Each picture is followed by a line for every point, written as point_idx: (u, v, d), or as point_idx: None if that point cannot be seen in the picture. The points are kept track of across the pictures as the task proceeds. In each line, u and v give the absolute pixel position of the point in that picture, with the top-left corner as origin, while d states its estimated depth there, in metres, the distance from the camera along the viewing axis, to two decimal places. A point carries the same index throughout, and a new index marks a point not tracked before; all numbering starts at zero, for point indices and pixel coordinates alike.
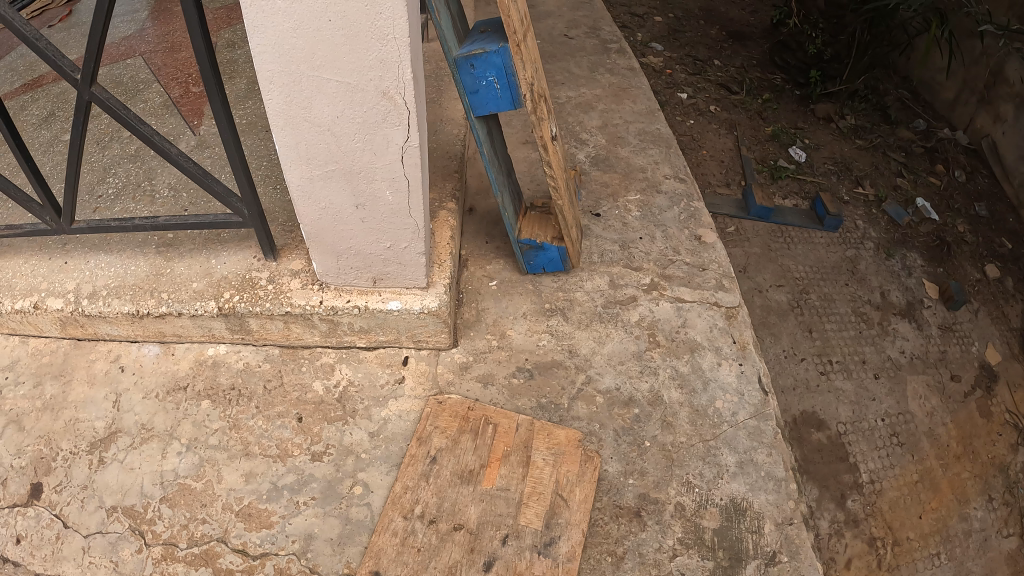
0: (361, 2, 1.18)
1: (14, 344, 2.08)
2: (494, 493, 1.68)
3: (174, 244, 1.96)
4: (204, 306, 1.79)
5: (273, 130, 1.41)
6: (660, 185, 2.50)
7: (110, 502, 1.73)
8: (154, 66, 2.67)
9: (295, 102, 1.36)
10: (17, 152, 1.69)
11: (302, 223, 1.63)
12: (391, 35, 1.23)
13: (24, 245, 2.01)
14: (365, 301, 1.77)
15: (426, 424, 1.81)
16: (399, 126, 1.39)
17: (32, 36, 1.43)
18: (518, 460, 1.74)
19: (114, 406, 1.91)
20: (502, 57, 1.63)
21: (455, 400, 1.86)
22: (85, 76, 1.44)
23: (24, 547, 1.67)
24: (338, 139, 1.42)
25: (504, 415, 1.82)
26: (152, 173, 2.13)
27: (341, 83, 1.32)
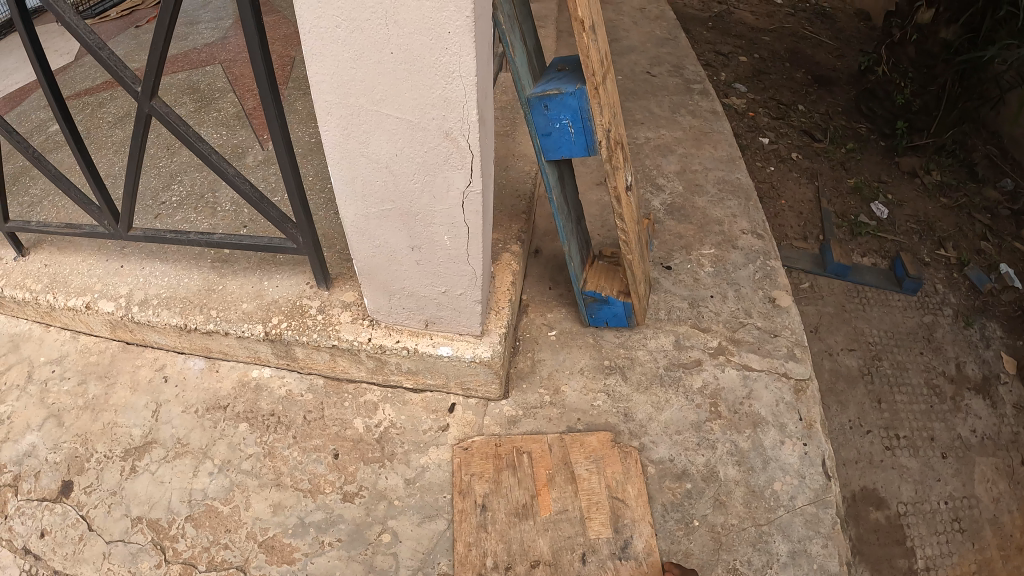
0: (425, 35, 1.14)
1: (65, 339, 2.06)
2: (555, 518, 1.64)
3: (229, 261, 1.84)
4: (250, 329, 1.66)
5: (329, 163, 1.38)
6: (736, 240, 2.33)
7: (136, 512, 1.69)
8: (231, 75, 2.63)
9: (352, 134, 1.33)
10: (78, 154, 1.65)
11: (355, 261, 1.57)
12: (457, 73, 1.19)
13: (85, 246, 1.99)
14: (416, 343, 1.63)
15: (462, 474, 1.70)
16: (461, 170, 1.34)
17: (94, 45, 1.37)
18: (564, 479, 1.70)
19: (153, 416, 1.85)
20: (578, 99, 1.55)
21: (481, 440, 1.76)
22: (146, 89, 1.38)
23: (48, 542, 1.66)
24: (397, 177, 1.38)
25: (531, 440, 1.76)
26: (216, 185, 2.00)
27: (401, 119, 1.28)
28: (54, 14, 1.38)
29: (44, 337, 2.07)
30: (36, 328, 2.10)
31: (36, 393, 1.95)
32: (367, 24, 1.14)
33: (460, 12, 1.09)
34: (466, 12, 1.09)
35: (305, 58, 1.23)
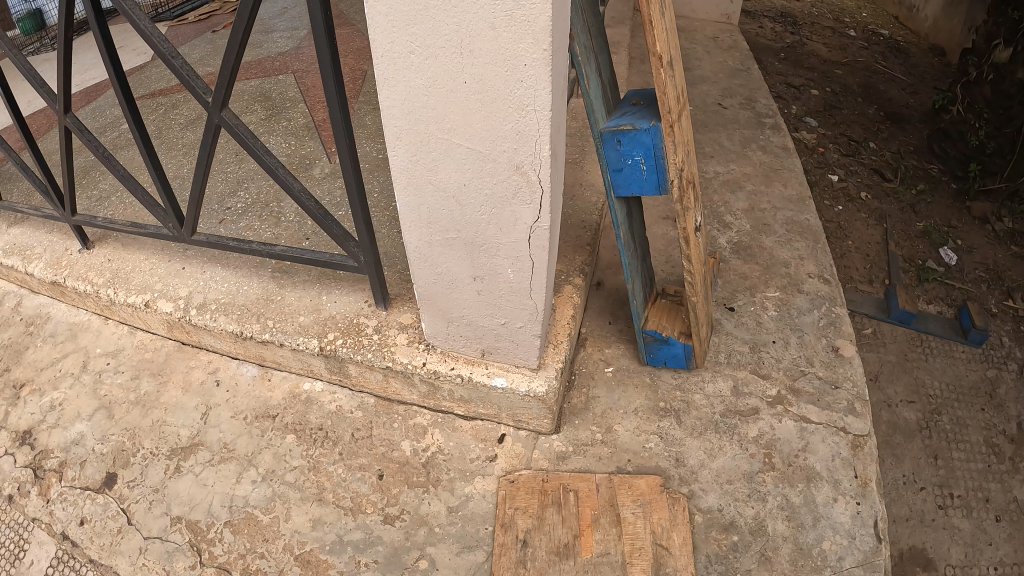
0: (500, 67, 1.14)
1: (123, 333, 2.11)
2: (597, 561, 1.56)
3: (289, 272, 1.84)
4: (306, 343, 1.66)
5: (396, 189, 1.38)
6: (802, 283, 2.24)
7: (176, 511, 1.69)
8: (303, 84, 2.63)
9: (421, 162, 1.33)
10: (146, 155, 1.67)
11: (415, 287, 1.55)
12: (531, 107, 1.18)
13: (150, 246, 2.01)
14: (470, 372, 1.60)
15: (505, 507, 1.64)
16: (530, 205, 1.31)
17: (168, 53, 1.42)
18: (609, 522, 1.62)
19: (201, 417, 1.86)
20: (652, 136, 1.52)
21: (529, 474, 1.71)
22: (219, 99, 1.40)
23: (86, 530, 1.69)
24: (464, 207, 1.36)
25: (579, 478, 1.70)
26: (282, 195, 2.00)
27: (471, 150, 1.27)
28: (128, 19, 1.41)
29: (102, 330, 2.14)
30: (98, 319, 2.19)
31: (91, 384, 2.00)
32: (441, 51, 1.16)
33: (537, 45, 1.08)
34: (544, 45, 1.08)
35: (378, 84, 1.25)
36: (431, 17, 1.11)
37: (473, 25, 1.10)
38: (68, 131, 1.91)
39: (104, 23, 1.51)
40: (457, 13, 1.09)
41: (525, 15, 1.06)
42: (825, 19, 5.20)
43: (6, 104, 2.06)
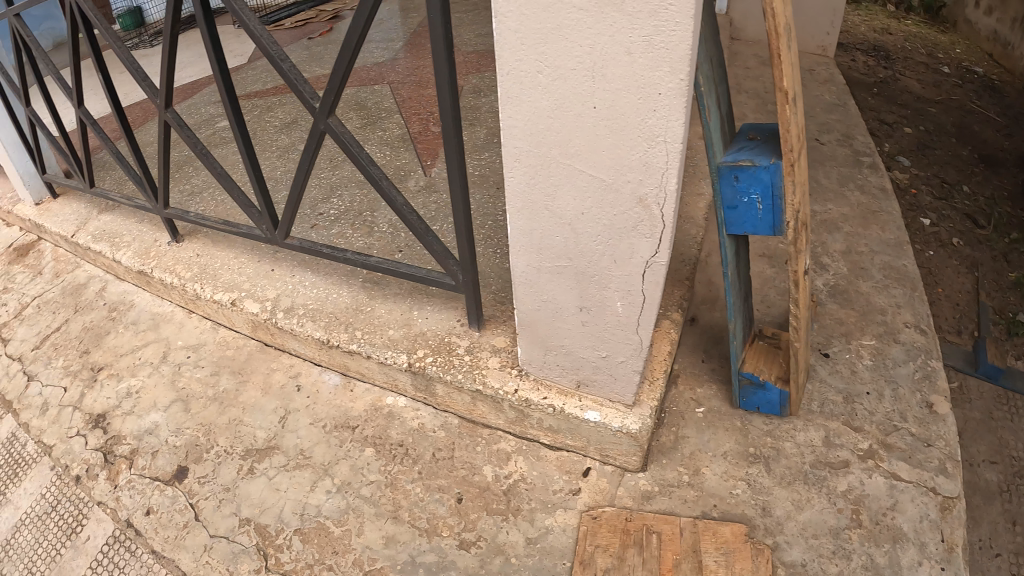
0: (633, 95, 1.10)
1: (206, 329, 2.13)
2: None
3: (381, 283, 1.80)
4: (394, 356, 1.62)
5: (510, 211, 1.35)
6: (898, 333, 2.08)
7: (245, 513, 1.66)
8: (399, 97, 2.62)
9: (539, 187, 1.30)
10: (244, 153, 1.70)
11: (516, 311, 1.52)
12: (661, 138, 1.13)
13: (240, 247, 2.00)
14: (563, 403, 1.56)
15: (585, 543, 1.53)
16: (649, 239, 1.26)
17: (277, 56, 1.49)
18: (691, 569, 1.48)
19: (280, 421, 1.84)
20: (772, 174, 1.45)
21: (611, 512, 1.59)
22: (325, 106, 1.43)
23: (150, 520, 1.69)
24: (579, 236, 1.32)
25: (662, 520, 1.58)
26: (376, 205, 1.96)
27: (593, 178, 1.23)
28: (239, 21, 1.56)
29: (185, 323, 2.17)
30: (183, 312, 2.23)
31: (170, 374, 2.02)
32: (572, 73, 1.12)
33: (673, 74, 1.03)
34: (681, 74, 1.03)
35: (502, 104, 1.23)
36: (564, 38, 1.09)
37: (607, 49, 1.06)
38: (168, 125, 1.93)
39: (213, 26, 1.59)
40: (591, 36, 1.06)
41: (664, 42, 1.01)
42: (918, 55, 5.05)
43: (105, 92, 2.09)
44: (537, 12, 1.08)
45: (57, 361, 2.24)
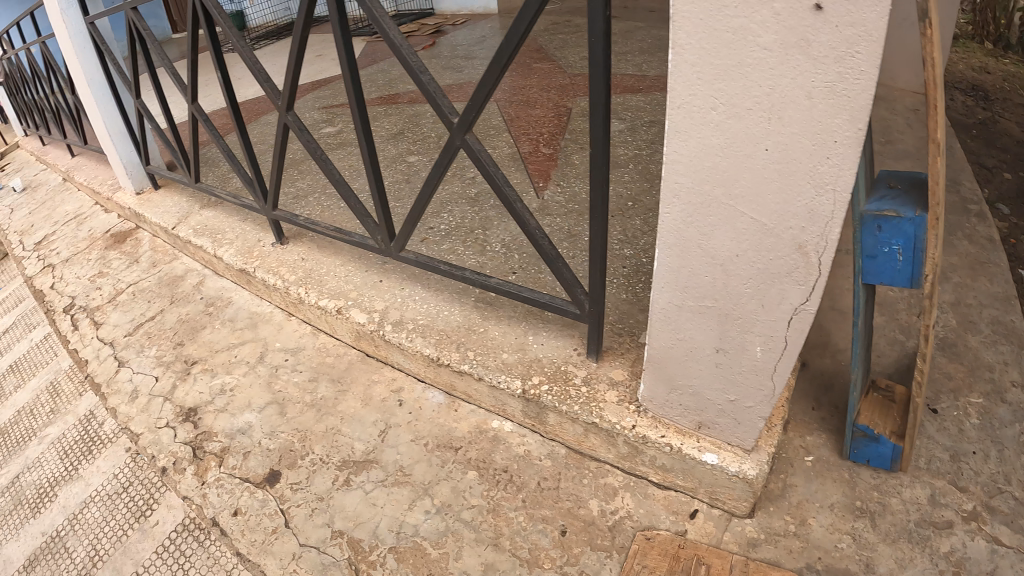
0: (807, 139, 1.07)
1: (306, 334, 2.15)
2: None
3: (494, 305, 1.79)
4: (508, 382, 1.61)
5: (661, 246, 1.34)
6: (1006, 392, 1.98)
7: (340, 525, 1.62)
8: (506, 114, 2.72)
9: (694, 224, 1.28)
10: (367, 162, 1.66)
11: (648, 345, 1.51)
12: (832, 186, 1.09)
13: (347, 255, 2.00)
14: (681, 443, 1.53)
15: (633, 562, 1.46)
16: (802, 288, 1.22)
17: (417, 67, 1.45)
18: None
19: (379, 435, 1.80)
20: (916, 227, 1.41)
21: (665, 537, 1.52)
22: (465, 120, 1.40)
23: (238, 522, 1.66)
24: (729, 277, 1.29)
25: (716, 553, 1.47)
26: (489, 223, 1.96)
27: (752, 220, 1.20)
28: (381, 30, 1.51)
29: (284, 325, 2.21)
30: (281, 315, 2.26)
31: (266, 376, 2.03)
32: (747, 114, 1.10)
33: (853, 122, 1.00)
34: (861, 124, 1.00)
35: (667, 138, 1.22)
36: (744, 77, 1.07)
37: (787, 91, 1.04)
38: (286, 126, 1.89)
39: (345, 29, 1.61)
40: (772, 77, 1.04)
41: (849, 90, 0.98)
42: None
43: (222, 86, 2.06)
44: (719, 48, 1.06)
45: (149, 351, 2.27)
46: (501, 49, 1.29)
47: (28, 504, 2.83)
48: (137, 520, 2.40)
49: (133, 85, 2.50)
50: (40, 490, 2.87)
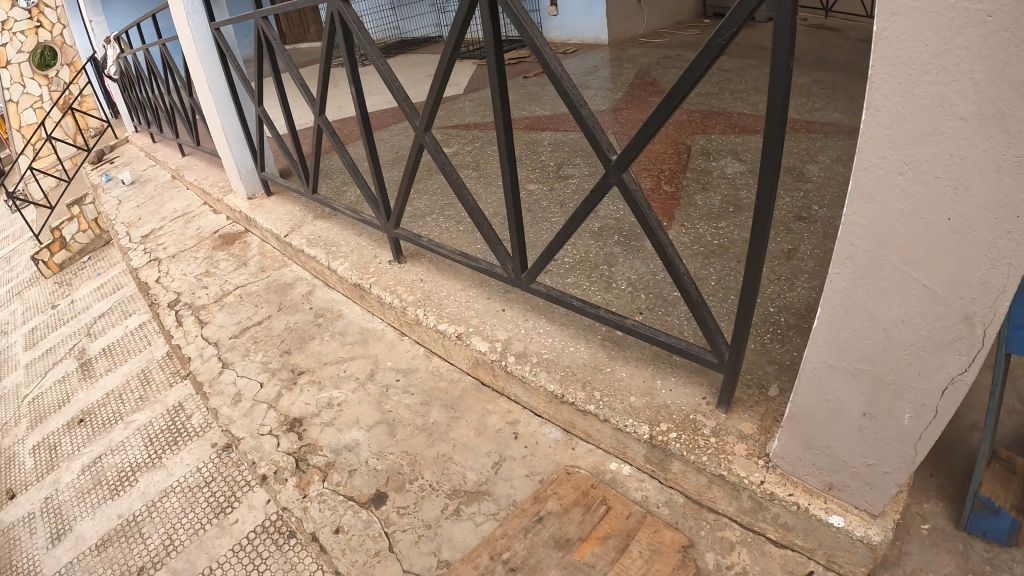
0: (992, 209, 0.93)
1: (419, 355, 2.18)
2: (579, 566, 1.47)
3: (620, 344, 1.80)
4: (634, 426, 1.60)
5: (824, 305, 1.23)
6: None
7: (446, 555, 1.58)
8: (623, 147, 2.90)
9: (862, 288, 1.16)
10: (508, 193, 1.61)
11: (792, 399, 1.41)
12: (1010, 261, 0.94)
13: (468, 278, 2.06)
14: (808, 503, 1.44)
15: (548, 487, 1.67)
16: (963, 366, 1.08)
17: (578, 101, 1.41)
18: (615, 546, 1.51)
19: (493, 466, 1.77)
20: None
21: (584, 476, 1.71)
22: (624, 159, 1.37)
23: (339, 540, 1.66)
24: (891, 346, 1.17)
25: (626, 504, 1.62)
26: (613, 260, 2.03)
27: (922, 290, 1.07)
28: (538, 56, 1.44)
29: (396, 344, 2.25)
30: (393, 333, 2.30)
31: (376, 395, 2.06)
32: (934, 180, 0.97)
33: None
34: None
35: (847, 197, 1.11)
36: (935, 144, 0.95)
37: (977, 161, 0.91)
38: (421, 147, 1.84)
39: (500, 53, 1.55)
40: (965, 146, 0.92)
41: None
42: None
43: (354, 101, 2.05)
44: (913, 113, 0.95)
45: (256, 356, 2.34)
46: (674, 90, 1.32)
47: (109, 485, 2.85)
48: (216, 515, 2.39)
49: (255, 92, 2.60)
50: (121, 474, 2.89)
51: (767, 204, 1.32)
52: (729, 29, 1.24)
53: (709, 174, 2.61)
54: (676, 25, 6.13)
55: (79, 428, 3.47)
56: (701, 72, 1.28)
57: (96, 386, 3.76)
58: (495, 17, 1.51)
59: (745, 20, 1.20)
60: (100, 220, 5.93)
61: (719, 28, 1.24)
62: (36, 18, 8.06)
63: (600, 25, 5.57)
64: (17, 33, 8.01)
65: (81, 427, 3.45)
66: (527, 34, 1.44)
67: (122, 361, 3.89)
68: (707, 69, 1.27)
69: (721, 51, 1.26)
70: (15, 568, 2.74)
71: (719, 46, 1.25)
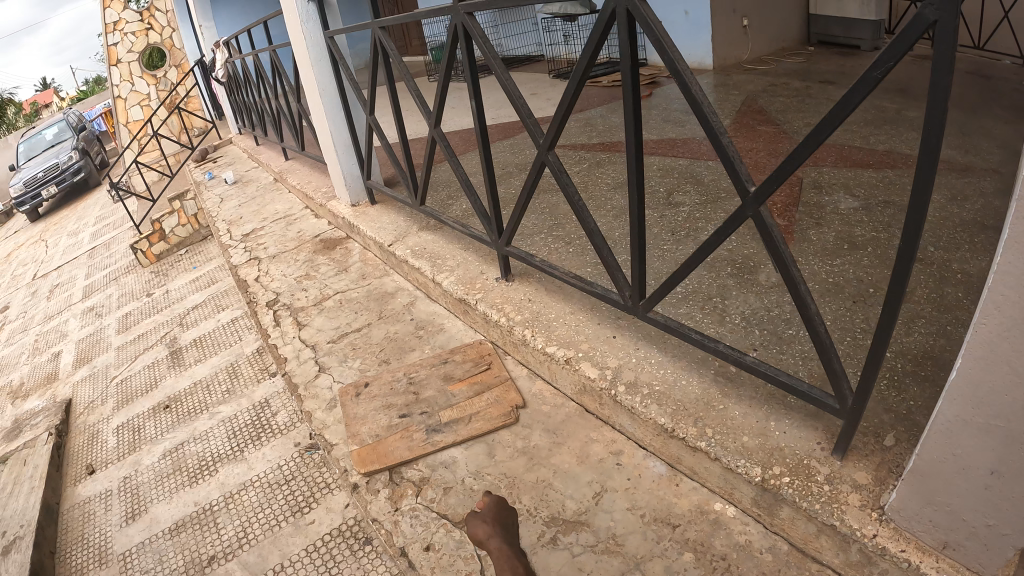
0: None
1: (521, 376, 2.20)
2: (450, 391, 2.16)
3: (734, 381, 1.77)
4: (746, 468, 1.54)
5: (960, 356, 1.14)
6: None
7: None
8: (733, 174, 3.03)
9: (1004, 339, 1.06)
10: (634, 224, 1.65)
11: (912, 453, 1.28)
12: None
13: (578, 304, 2.16)
14: (919, 561, 1.30)
15: (461, 349, 2.34)
16: None
17: (719, 130, 1.38)
18: (476, 387, 2.17)
19: (594, 498, 1.74)
20: None
21: (488, 344, 2.34)
22: (763, 193, 1.32)
23: (429, 557, 1.66)
24: None
25: (509, 367, 2.24)
26: (727, 293, 2.10)
27: None
28: (681, 83, 1.42)
29: (498, 363, 2.27)
30: (494, 351, 2.33)
31: (476, 414, 2.09)
32: None
33: None
34: None
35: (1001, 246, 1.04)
36: None
37: None
38: (541, 166, 1.87)
39: (636, 75, 1.52)
40: None
41: None
42: None
43: (472, 113, 2.10)
44: None
45: (356, 363, 2.43)
46: (820, 126, 1.24)
47: (189, 472, 2.92)
48: (293, 514, 2.40)
49: (368, 102, 2.83)
50: (202, 462, 2.96)
51: (910, 246, 1.23)
52: (886, 63, 1.17)
53: (824, 211, 2.67)
54: (781, 51, 6.04)
55: (164, 413, 3.57)
56: (850, 107, 1.21)
57: (186, 374, 3.87)
58: (633, 36, 1.49)
59: (905, 52, 1.14)
60: (199, 215, 6.13)
61: (875, 62, 1.18)
62: (148, 21, 9.49)
63: (706, 51, 5.70)
64: (128, 33, 9.37)
65: (167, 412, 3.55)
66: (667, 56, 1.42)
67: (212, 353, 4.01)
68: (858, 103, 1.20)
69: (875, 86, 1.19)
70: (88, 541, 2.79)
71: (873, 80, 1.18)
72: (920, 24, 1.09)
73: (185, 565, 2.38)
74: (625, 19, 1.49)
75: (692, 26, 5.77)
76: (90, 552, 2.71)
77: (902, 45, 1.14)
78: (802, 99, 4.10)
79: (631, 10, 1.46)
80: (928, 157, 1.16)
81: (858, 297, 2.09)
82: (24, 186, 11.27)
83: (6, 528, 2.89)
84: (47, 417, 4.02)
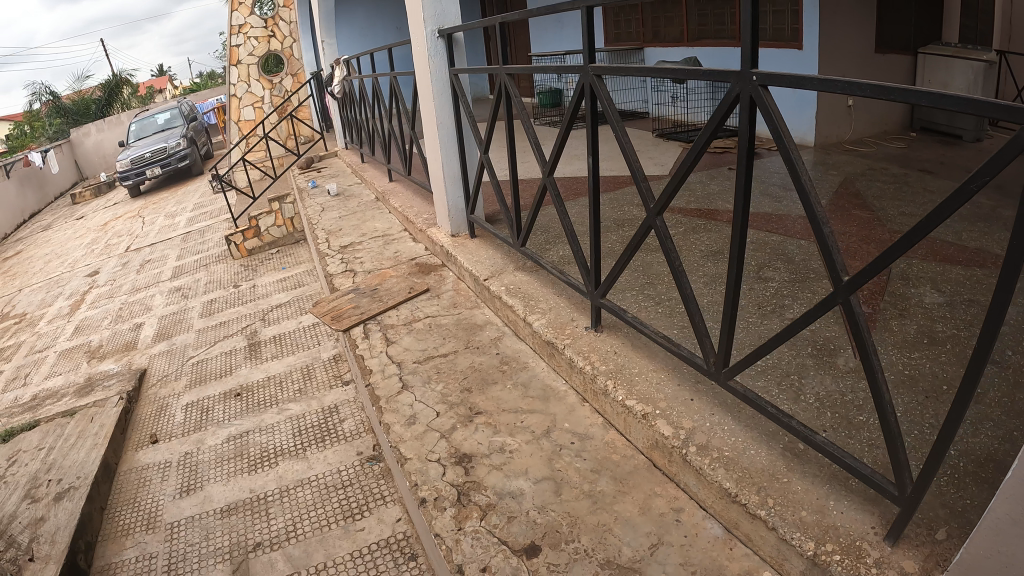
0: None
1: (596, 424, 2.35)
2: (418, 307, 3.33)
3: (801, 458, 1.87)
4: (800, 540, 1.63)
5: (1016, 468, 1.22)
6: None
7: None
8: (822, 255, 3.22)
9: None
10: (730, 295, 1.82)
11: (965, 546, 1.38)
12: None
13: (661, 361, 2.35)
14: None
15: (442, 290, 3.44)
16: None
17: (823, 220, 1.52)
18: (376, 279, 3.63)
19: (649, 548, 1.85)
20: None
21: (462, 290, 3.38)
22: (853, 284, 1.45)
23: None
24: None
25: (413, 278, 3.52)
26: (804, 371, 2.29)
27: None
28: (792, 171, 1.56)
29: (577, 408, 2.44)
30: (574, 397, 2.50)
31: (547, 452, 2.25)
32: None
33: None
34: None
35: None
36: None
37: None
38: (648, 228, 2.09)
39: (750, 153, 1.69)
40: None
41: None
42: None
43: (589, 164, 2.35)
44: None
45: (438, 388, 2.66)
46: (918, 227, 1.34)
47: (249, 460, 3.13)
48: (344, 518, 2.57)
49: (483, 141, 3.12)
50: (264, 453, 3.16)
51: (982, 357, 1.30)
52: (985, 175, 1.25)
53: (907, 303, 2.80)
54: (882, 134, 6.13)
55: (235, 400, 3.81)
56: (946, 215, 1.30)
57: (261, 368, 4.12)
58: (752, 119, 1.67)
59: (1002, 168, 1.22)
60: (293, 219, 6.46)
61: (973, 175, 1.26)
62: (271, 29, 10.09)
63: (809, 126, 5.92)
64: (251, 38, 10.04)
65: (238, 400, 3.79)
66: (784, 144, 1.56)
67: (289, 352, 4.25)
68: (953, 211, 1.28)
69: (972, 197, 1.26)
70: (139, 505, 3.01)
71: (970, 191, 1.26)
72: (1018, 144, 1.18)
73: (231, 545, 2.57)
74: (748, 103, 1.66)
75: (797, 102, 6.05)
76: (140, 515, 2.93)
77: (1000, 161, 1.22)
78: (902, 188, 4.22)
79: (755, 98, 1.64)
80: (1012, 271, 1.22)
81: (933, 391, 2.19)
82: (131, 163, 12.00)
83: (61, 476, 3.11)
84: (120, 381, 4.29)
